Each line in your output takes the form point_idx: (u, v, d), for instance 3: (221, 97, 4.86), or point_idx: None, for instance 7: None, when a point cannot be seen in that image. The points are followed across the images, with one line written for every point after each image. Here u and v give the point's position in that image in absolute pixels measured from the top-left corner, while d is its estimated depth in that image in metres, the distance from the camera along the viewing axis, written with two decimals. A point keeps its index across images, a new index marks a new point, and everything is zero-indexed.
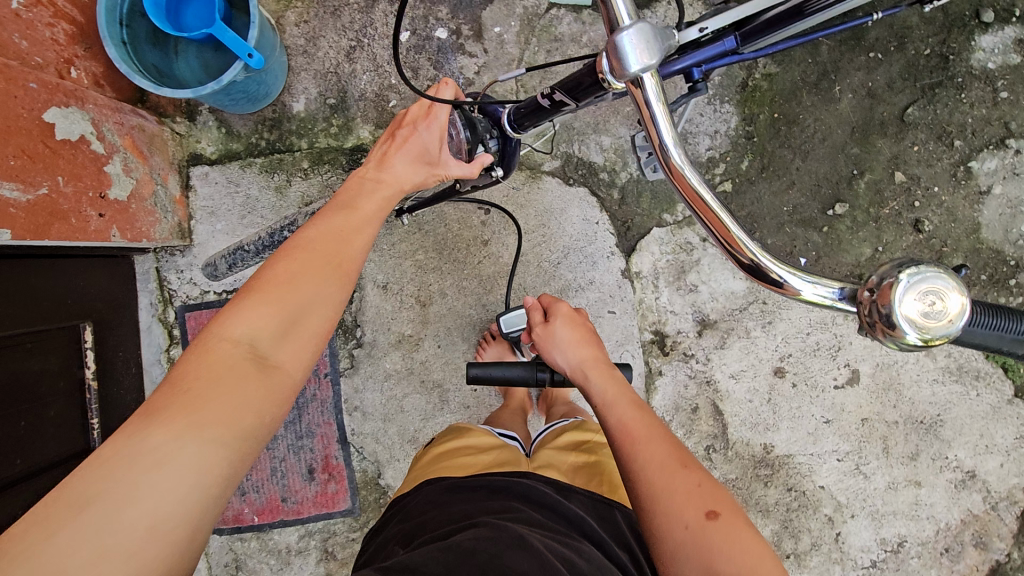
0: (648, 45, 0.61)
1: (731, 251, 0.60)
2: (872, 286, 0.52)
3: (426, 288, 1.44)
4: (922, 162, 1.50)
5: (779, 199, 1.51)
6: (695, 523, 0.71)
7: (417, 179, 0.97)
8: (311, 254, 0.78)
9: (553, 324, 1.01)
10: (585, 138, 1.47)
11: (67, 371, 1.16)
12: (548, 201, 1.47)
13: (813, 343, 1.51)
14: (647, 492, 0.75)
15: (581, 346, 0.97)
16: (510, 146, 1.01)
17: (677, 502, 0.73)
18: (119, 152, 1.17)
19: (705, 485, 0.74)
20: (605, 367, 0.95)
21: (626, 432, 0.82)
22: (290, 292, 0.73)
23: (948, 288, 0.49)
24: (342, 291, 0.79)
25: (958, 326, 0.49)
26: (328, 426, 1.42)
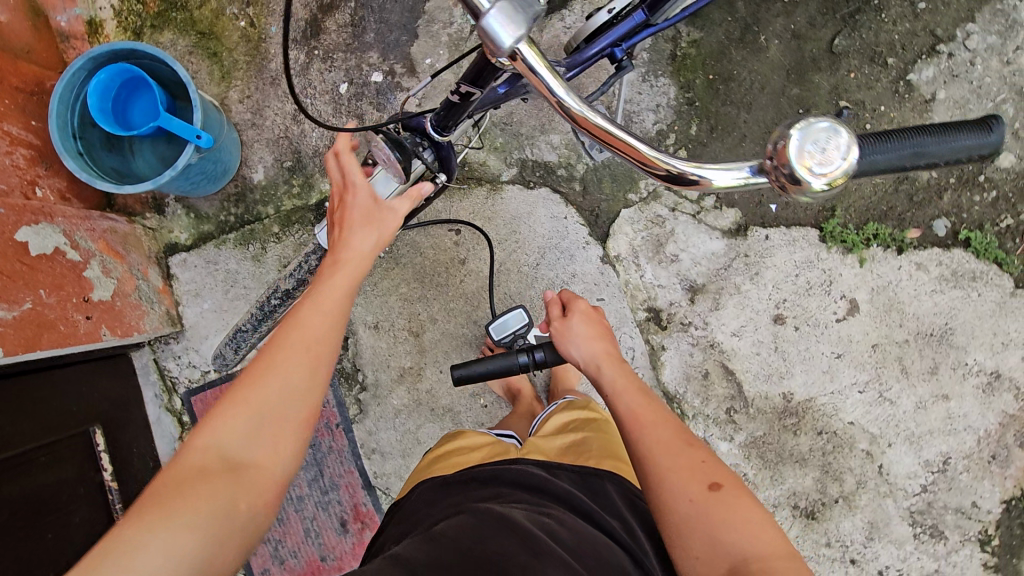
0: (513, 18, 0.58)
1: (645, 164, 0.64)
2: (771, 153, 0.55)
3: (415, 318, 1.46)
4: (862, 86, 1.53)
5: (735, 153, 1.54)
6: (700, 496, 0.74)
7: (371, 244, 0.92)
8: (292, 343, 0.77)
9: (571, 321, 0.99)
10: (534, 141, 1.51)
11: (85, 476, 1.18)
12: (513, 209, 1.50)
13: (805, 283, 1.52)
14: (650, 469, 0.78)
15: (597, 341, 0.96)
16: (442, 150, 1.01)
17: (683, 476, 0.76)
18: (95, 256, 1.21)
19: (709, 461, 0.77)
20: (617, 361, 0.94)
21: (634, 418, 0.84)
22: (262, 393, 0.73)
23: (835, 134, 0.52)
24: (318, 379, 0.77)
25: (852, 162, 0.53)
26: (351, 474, 1.42)
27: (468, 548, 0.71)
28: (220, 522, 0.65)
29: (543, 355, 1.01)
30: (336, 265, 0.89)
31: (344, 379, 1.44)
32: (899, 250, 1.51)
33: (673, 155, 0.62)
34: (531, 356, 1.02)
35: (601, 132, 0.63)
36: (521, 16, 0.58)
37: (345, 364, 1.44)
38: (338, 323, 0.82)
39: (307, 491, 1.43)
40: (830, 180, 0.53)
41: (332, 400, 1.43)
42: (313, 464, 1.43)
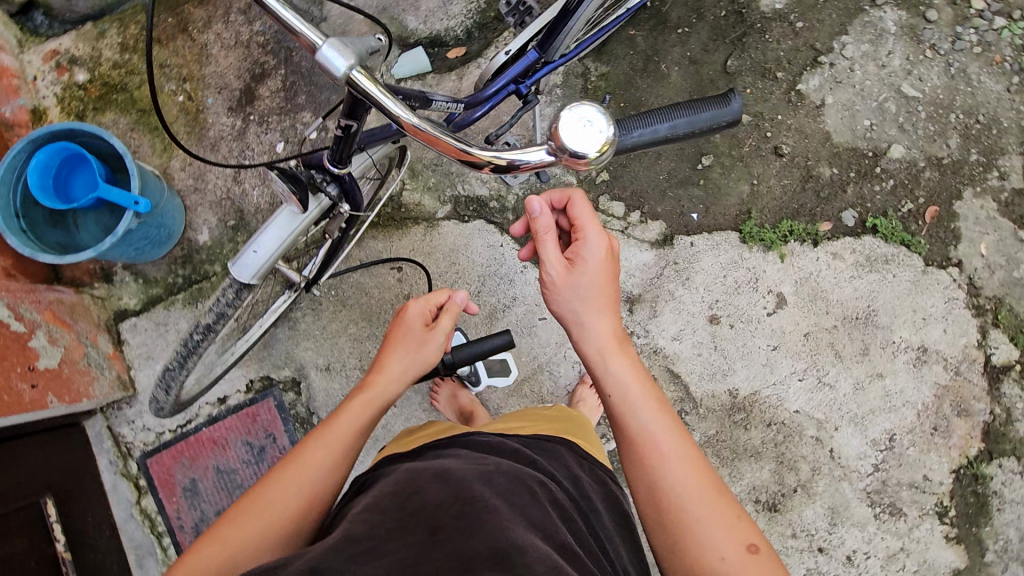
0: (344, 51, 0.68)
1: (467, 160, 0.76)
2: (549, 137, 0.71)
3: (366, 357, 1.50)
4: (759, 99, 1.67)
5: (653, 170, 1.66)
6: (735, 555, 0.80)
7: (416, 370, 1.04)
8: (318, 448, 0.87)
9: (573, 274, 1.02)
10: (465, 178, 1.60)
11: (36, 548, 1.17)
12: (451, 242, 1.58)
13: (733, 282, 1.61)
14: (682, 516, 0.84)
15: (602, 316, 1.02)
16: (346, 182, 0.93)
17: (717, 534, 0.81)
18: (40, 326, 1.25)
19: (743, 520, 0.83)
20: (641, 377, 0.97)
21: (654, 446, 0.90)
22: (274, 506, 0.80)
23: (591, 112, 0.70)
24: (314, 508, 0.83)
25: (609, 132, 0.71)
26: None
27: (419, 514, 0.73)
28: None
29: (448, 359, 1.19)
30: (367, 384, 0.99)
31: (299, 424, 1.46)
32: (815, 243, 1.62)
33: (490, 148, 0.75)
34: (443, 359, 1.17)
35: (429, 137, 0.74)
36: (351, 50, 0.68)
37: (299, 408, 1.47)
38: (355, 452, 0.90)
39: None
40: (598, 149, 0.70)
41: (287, 445, 1.45)
42: None
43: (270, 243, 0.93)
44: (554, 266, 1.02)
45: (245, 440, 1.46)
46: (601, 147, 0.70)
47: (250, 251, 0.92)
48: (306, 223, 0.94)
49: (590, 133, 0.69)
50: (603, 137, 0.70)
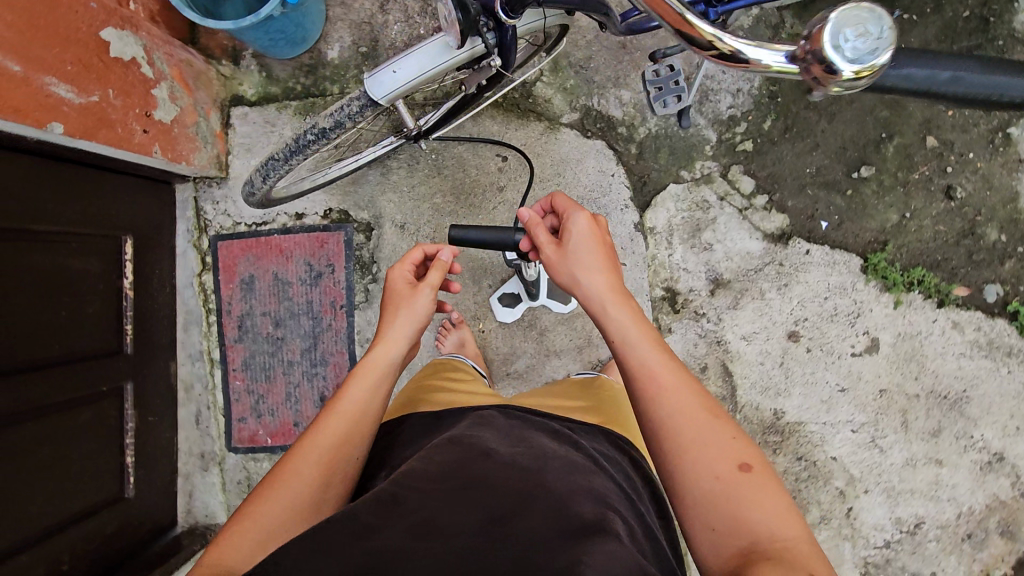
0: None
1: (682, 31, 0.64)
2: (806, 37, 0.54)
3: (441, 231, 1.49)
4: (957, 127, 1.45)
5: (802, 160, 1.50)
6: (728, 474, 0.73)
7: (412, 329, 0.99)
8: (344, 407, 0.88)
9: (567, 241, 0.98)
10: (604, 92, 1.49)
11: (106, 277, 1.27)
12: (564, 152, 1.50)
13: (831, 308, 1.47)
14: (675, 437, 0.77)
15: (599, 273, 0.95)
16: (507, 34, 0.87)
17: (707, 455, 0.75)
18: (166, 80, 1.28)
19: (738, 440, 0.77)
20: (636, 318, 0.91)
21: (649, 376, 0.83)
22: (285, 496, 0.78)
23: (873, 22, 0.50)
24: (347, 461, 0.84)
25: (886, 57, 0.51)
26: (341, 355, 1.48)
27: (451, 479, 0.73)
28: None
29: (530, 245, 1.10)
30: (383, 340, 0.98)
31: (358, 267, 1.49)
32: (941, 304, 1.45)
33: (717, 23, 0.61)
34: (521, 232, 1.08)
35: None
36: None
37: (363, 252, 1.49)
38: (361, 427, 0.87)
39: (297, 358, 1.50)
40: (859, 72, 0.51)
41: (343, 281, 1.48)
42: (310, 335, 1.50)
43: (414, 68, 0.89)
44: (547, 246, 1.00)
45: (308, 261, 1.49)
46: (857, 75, 0.52)
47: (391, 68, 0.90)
48: (454, 64, 0.91)
49: (857, 50, 0.50)
50: (872, 60, 0.51)
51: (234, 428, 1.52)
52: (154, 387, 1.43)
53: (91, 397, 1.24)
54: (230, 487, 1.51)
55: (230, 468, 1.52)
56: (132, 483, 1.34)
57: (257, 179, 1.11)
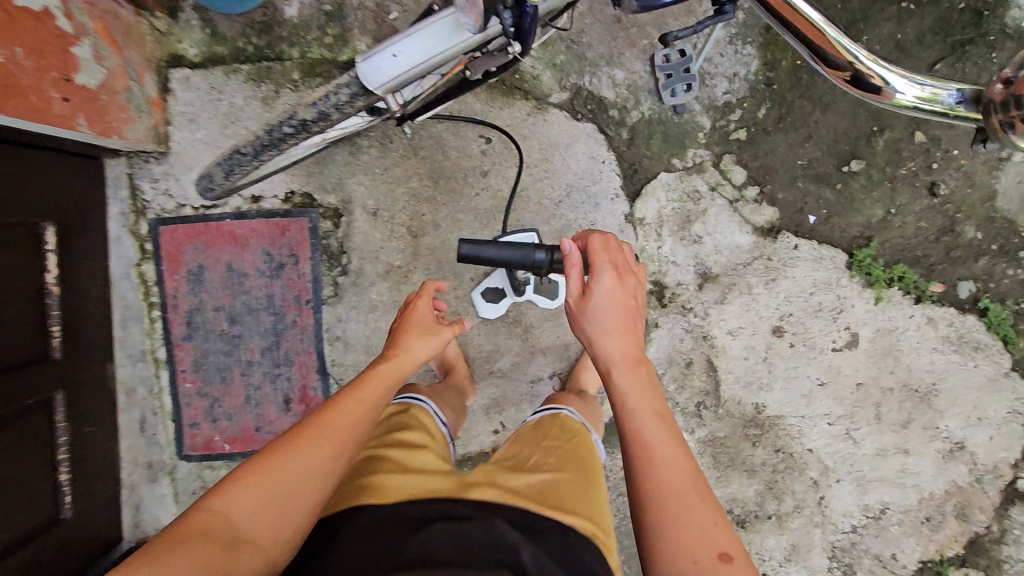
0: None
1: (826, 53, 0.79)
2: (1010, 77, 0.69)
3: (418, 218, 1.36)
4: (944, 123, 1.44)
5: (794, 151, 1.45)
6: (707, 561, 0.75)
7: (427, 352, 1.02)
8: (346, 409, 0.86)
9: (591, 302, 0.94)
10: (596, 70, 1.39)
11: (24, 271, 1.08)
12: (553, 135, 1.39)
13: (815, 304, 1.47)
14: (660, 512, 0.79)
15: (620, 336, 0.94)
16: (528, 18, 0.79)
17: (694, 538, 0.76)
18: (89, 35, 1.07)
19: (721, 526, 0.78)
20: (646, 385, 0.91)
21: (643, 444, 0.85)
22: (306, 473, 0.77)
23: None
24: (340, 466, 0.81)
25: None
26: (307, 355, 1.36)
27: None
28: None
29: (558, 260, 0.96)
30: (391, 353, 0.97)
31: (327, 258, 1.34)
32: (918, 300, 1.47)
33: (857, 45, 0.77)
34: (547, 257, 0.95)
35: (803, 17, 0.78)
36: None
37: (331, 242, 1.34)
38: (376, 416, 0.88)
39: (257, 359, 1.36)
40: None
41: (308, 273, 1.34)
42: (271, 333, 1.35)
43: (416, 54, 0.82)
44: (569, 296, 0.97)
45: (266, 250, 1.33)
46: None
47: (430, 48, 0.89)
48: (461, 47, 0.84)
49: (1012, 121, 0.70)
50: None
51: (187, 434, 1.38)
52: (90, 394, 1.26)
53: (15, 412, 1.07)
54: (183, 497, 1.38)
55: (182, 478, 1.38)
56: (67, 502, 1.19)
57: (218, 173, 1.19)
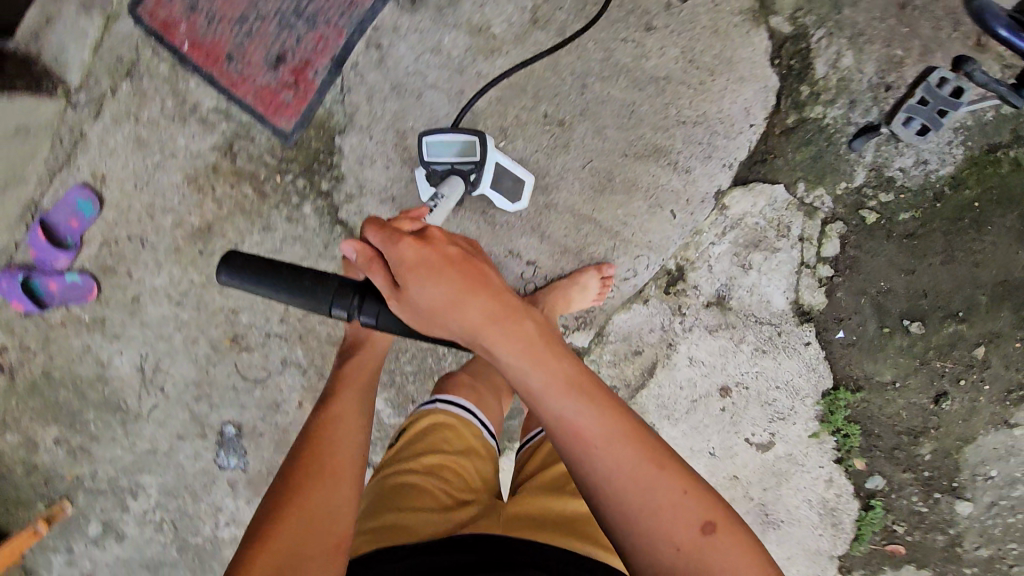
0: None
1: None
2: None
3: (551, 8, 1.12)
4: (1004, 358, 1.37)
5: (887, 272, 1.33)
6: (687, 538, 0.65)
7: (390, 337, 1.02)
8: (318, 449, 0.81)
9: (411, 282, 0.75)
10: (834, 36, 1.15)
11: None
12: (736, 57, 1.15)
13: (770, 397, 1.41)
14: (629, 511, 0.66)
15: (463, 319, 0.74)
16: None
17: (671, 521, 0.66)
18: None
19: (691, 492, 0.68)
20: (535, 355, 0.73)
21: (579, 434, 0.69)
22: (300, 531, 0.72)
23: None
24: (341, 496, 0.77)
25: None
26: (334, 33, 1.13)
27: None
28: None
29: (368, 307, 0.81)
30: (349, 375, 0.96)
31: None
32: (837, 459, 1.46)
33: None
34: (353, 301, 0.81)
35: None
36: None
37: None
38: (360, 423, 0.88)
39: None
40: None
41: None
42: None
43: None
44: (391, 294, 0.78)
45: None
46: None
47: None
48: None
49: None
50: None
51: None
52: None
53: None
54: (106, 56, 1.17)
55: (118, 32, 1.17)
56: None
57: None
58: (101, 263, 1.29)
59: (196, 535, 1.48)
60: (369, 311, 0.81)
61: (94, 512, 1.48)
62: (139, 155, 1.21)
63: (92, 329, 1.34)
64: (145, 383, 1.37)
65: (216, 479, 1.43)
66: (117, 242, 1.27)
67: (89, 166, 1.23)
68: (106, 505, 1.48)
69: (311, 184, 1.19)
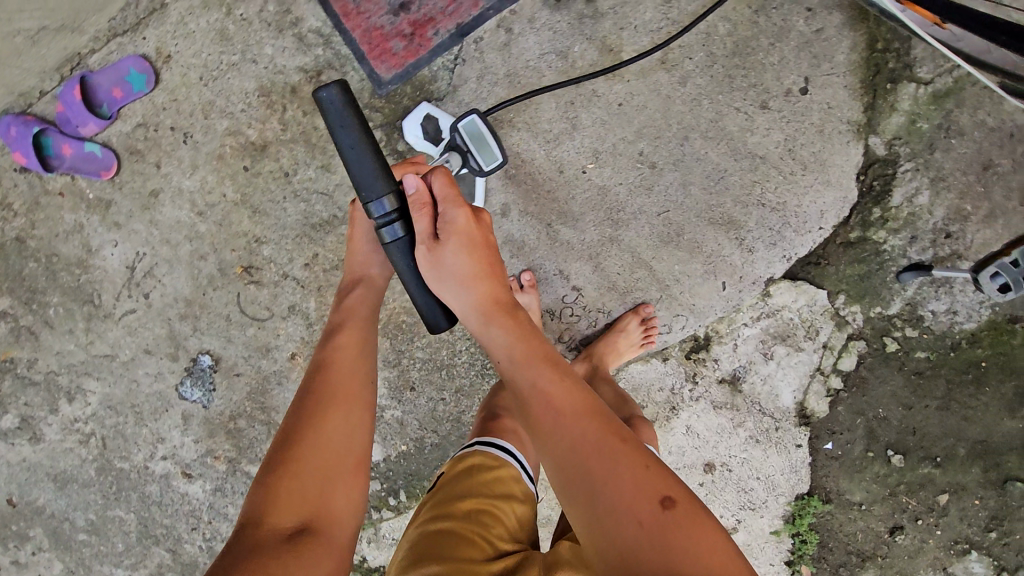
0: None
1: None
2: None
3: (683, 53, 1.11)
4: (961, 510, 1.45)
5: (887, 401, 1.39)
6: (649, 517, 0.65)
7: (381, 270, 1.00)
8: (331, 391, 0.87)
9: (444, 242, 0.81)
10: (922, 172, 1.19)
11: None
12: (831, 161, 1.18)
13: (747, 485, 1.44)
14: (589, 485, 0.68)
15: (474, 282, 0.82)
16: None
17: (628, 493, 0.67)
18: None
19: (651, 469, 0.70)
20: (522, 333, 0.81)
21: (545, 400, 0.75)
22: (322, 465, 0.81)
23: None
24: (353, 440, 0.85)
25: None
26: (470, 5, 1.08)
27: None
28: (319, 560, 0.74)
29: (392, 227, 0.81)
30: (349, 306, 0.96)
31: None
32: (788, 561, 1.49)
33: None
34: (391, 212, 0.80)
35: None
36: None
37: None
38: (368, 366, 0.92)
39: None
40: None
41: None
42: None
43: None
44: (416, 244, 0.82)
45: None
46: None
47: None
48: None
49: None
50: None
51: None
52: None
53: None
54: None
55: None
56: None
57: None
58: (132, 144, 1.17)
59: (124, 460, 1.34)
60: (390, 227, 0.82)
61: (15, 404, 1.32)
62: (217, 48, 1.11)
63: (93, 209, 1.21)
64: (131, 283, 1.24)
65: (171, 407, 1.32)
66: (156, 128, 1.16)
67: (157, 41, 1.12)
68: (32, 400, 1.32)
69: (388, 140, 1.13)
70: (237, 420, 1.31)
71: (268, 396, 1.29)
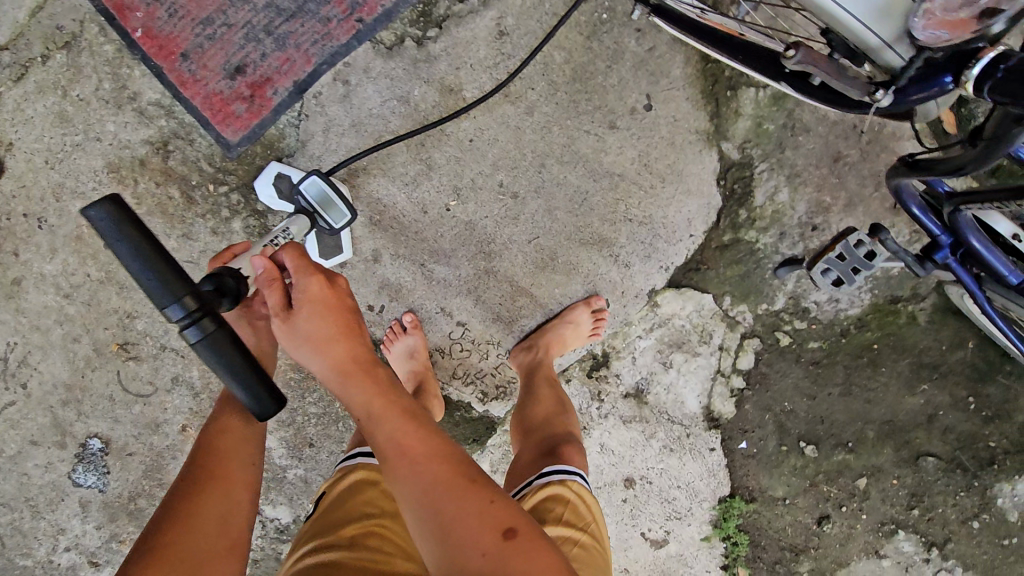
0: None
1: None
2: None
3: (524, 85, 1.14)
4: (882, 491, 1.45)
5: (791, 394, 1.41)
6: (492, 548, 0.64)
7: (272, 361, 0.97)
8: (209, 477, 0.82)
9: (296, 308, 0.78)
10: (777, 171, 1.22)
11: None
12: (687, 171, 1.21)
13: (670, 495, 1.43)
14: (439, 524, 0.67)
15: (328, 346, 0.78)
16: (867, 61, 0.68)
17: (471, 531, 0.66)
18: None
19: (498, 503, 0.68)
20: (383, 390, 0.77)
21: (404, 453, 0.72)
22: (191, 555, 0.74)
23: None
24: (231, 530, 0.79)
25: None
26: (304, 60, 1.08)
27: None
28: None
29: (198, 326, 0.57)
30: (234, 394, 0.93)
31: (420, 11, 1.09)
32: (724, 566, 1.48)
33: None
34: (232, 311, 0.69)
35: None
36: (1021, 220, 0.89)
37: (439, 5, 1.10)
38: (252, 449, 0.87)
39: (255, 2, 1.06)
40: None
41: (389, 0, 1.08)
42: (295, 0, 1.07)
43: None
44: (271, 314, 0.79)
45: None
46: None
47: (983, 52, 0.57)
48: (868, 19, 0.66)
49: None
50: None
51: None
52: None
53: None
54: (42, 20, 1.07)
55: None
56: None
57: None
58: None
59: (26, 557, 1.29)
60: (195, 327, 0.57)
61: None
62: (59, 131, 1.10)
63: None
64: (6, 374, 1.21)
65: (67, 496, 1.26)
66: (10, 215, 1.14)
67: None
68: None
69: (244, 202, 1.13)
70: (135, 500, 1.27)
71: (165, 471, 1.26)
